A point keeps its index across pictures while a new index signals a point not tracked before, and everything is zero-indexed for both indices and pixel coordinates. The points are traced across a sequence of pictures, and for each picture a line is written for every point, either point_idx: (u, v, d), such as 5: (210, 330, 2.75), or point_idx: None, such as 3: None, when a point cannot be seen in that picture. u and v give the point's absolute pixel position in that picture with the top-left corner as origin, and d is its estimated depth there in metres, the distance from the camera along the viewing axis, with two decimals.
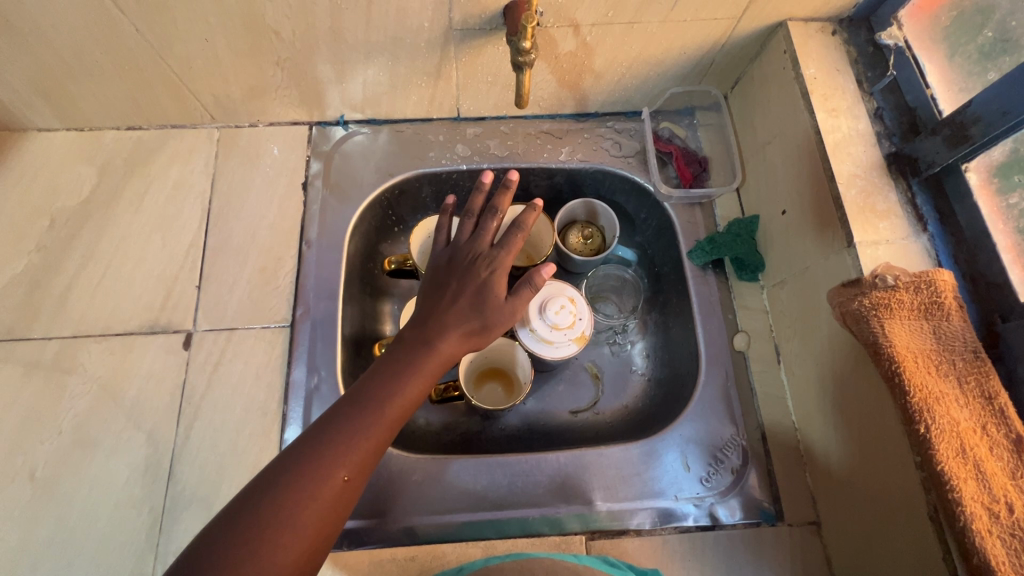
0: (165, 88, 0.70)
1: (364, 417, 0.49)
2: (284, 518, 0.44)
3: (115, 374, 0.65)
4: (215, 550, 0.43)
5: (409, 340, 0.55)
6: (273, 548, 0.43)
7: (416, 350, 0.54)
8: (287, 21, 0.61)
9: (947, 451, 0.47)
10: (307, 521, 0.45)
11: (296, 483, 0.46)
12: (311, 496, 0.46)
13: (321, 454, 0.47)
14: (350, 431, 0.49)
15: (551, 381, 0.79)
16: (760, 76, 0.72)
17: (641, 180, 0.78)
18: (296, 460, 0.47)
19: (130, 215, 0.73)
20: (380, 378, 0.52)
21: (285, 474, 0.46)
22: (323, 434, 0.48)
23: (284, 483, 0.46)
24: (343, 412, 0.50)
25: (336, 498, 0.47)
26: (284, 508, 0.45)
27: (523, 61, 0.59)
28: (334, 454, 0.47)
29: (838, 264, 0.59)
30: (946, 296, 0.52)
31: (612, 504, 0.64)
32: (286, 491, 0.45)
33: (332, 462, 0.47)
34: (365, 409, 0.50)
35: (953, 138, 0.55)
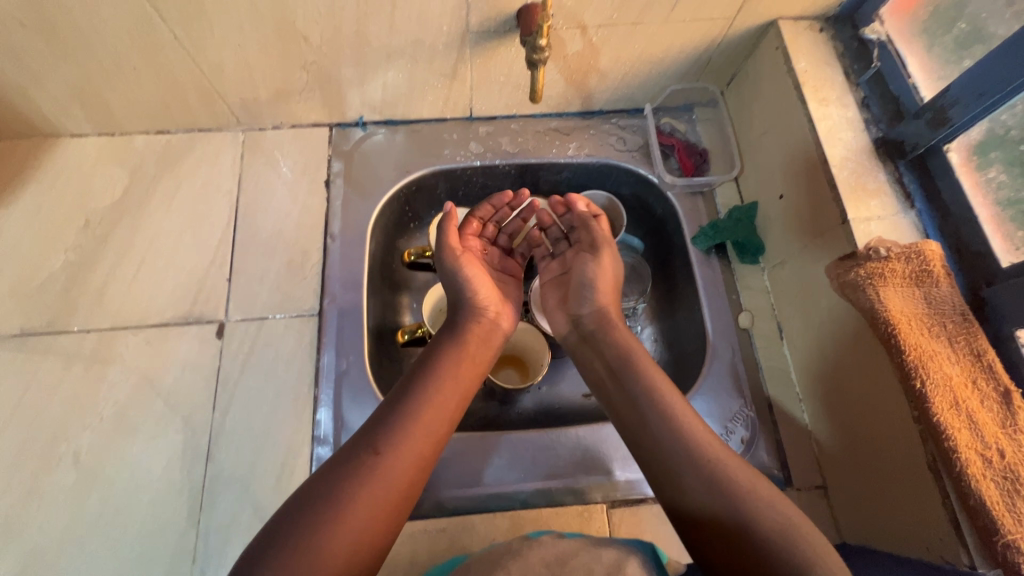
0: (196, 92, 0.74)
1: (421, 404, 0.56)
2: (349, 499, 0.48)
3: (153, 362, 0.68)
4: (305, 513, 0.47)
5: (456, 340, 0.63)
6: (341, 528, 0.47)
7: (459, 349, 0.62)
8: (316, 27, 0.65)
9: (942, 403, 0.51)
10: (371, 503, 0.49)
11: (359, 469, 0.50)
12: (374, 479, 0.50)
13: (396, 428, 0.53)
14: (409, 419, 0.54)
15: (563, 366, 0.83)
16: (754, 73, 0.77)
17: (645, 172, 0.83)
18: (357, 448, 0.52)
19: (161, 214, 0.77)
20: (429, 371, 0.59)
21: (349, 461, 0.51)
22: (391, 414, 0.55)
23: (346, 468, 0.50)
24: (399, 403, 0.55)
25: (399, 481, 0.51)
26: (351, 490, 0.49)
27: (536, 58, 0.64)
28: (392, 440, 0.52)
29: (834, 240, 0.63)
30: (934, 264, 0.56)
31: (631, 476, 0.67)
32: (352, 475, 0.50)
33: (390, 448, 0.52)
34: (418, 399, 0.56)
35: (935, 121, 0.60)
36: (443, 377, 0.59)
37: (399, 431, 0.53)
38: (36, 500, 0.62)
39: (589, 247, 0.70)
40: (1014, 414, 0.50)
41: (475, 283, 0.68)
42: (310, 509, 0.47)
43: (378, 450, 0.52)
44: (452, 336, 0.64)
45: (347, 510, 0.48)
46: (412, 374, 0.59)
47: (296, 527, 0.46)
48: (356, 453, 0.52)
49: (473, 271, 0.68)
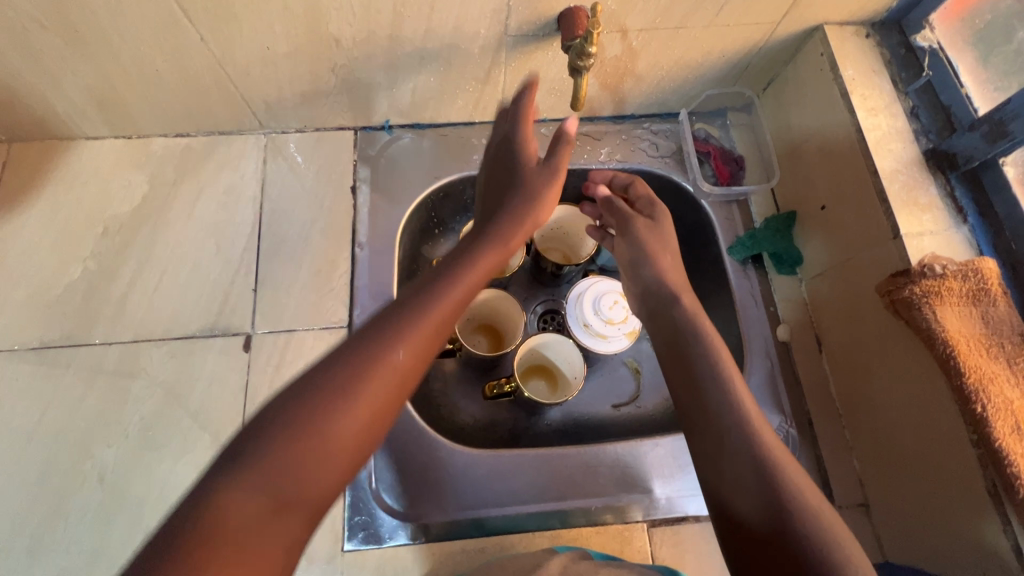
0: (219, 95, 0.71)
1: (444, 300, 0.49)
2: (353, 392, 0.41)
3: (178, 377, 0.66)
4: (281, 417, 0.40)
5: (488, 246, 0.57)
6: (342, 424, 0.40)
7: (490, 255, 0.56)
8: (349, 29, 0.62)
9: (1003, 428, 0.50)
10: (377, 398, 0.42)
11: (370, 364, 0.43)
12: (384, 372, 0.43)
13: (396, 328, 0.45)
14: (433, 313, 0.47)
15: (591, 376, 0.83)
16: (795, 79, 0.75)
17: (679, 179, 0.81)
18: (369, 336, 0.45)
19: (182, 220, 0.74)
20: (455, 270, 0.52)
21: (359, 350, 0.44)
22: (391, 316, 0.47)
23: (353, 355, 0.43)
24: (421, 297, 0.49)
25: (409, 378, 0.44)
26: (358, 379, 0.42)
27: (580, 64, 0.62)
28: (407, 332, 0.45)
29: (883, 254, 0.62)
30: (993, 282, 0.55)
31: (671, 494, 0.66)
32: (362, 361, 0.43)
33: (407, 345, 0.45)
34: (442, 296, 0.49)
35: (992, 134, 0.58)
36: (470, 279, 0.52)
37: (419, 324, 0.46)
38: (62, 521, 0.60)
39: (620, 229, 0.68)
40: None
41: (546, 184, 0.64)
42: (307, 398, 0.41)
43: (396, 338, 0.44)
44: (483, 241, 0.58)
45: (351, 401, 0.41)
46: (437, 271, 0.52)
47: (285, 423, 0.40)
48: (367, 343, 0.44)
49: (545, 181, 0.64)
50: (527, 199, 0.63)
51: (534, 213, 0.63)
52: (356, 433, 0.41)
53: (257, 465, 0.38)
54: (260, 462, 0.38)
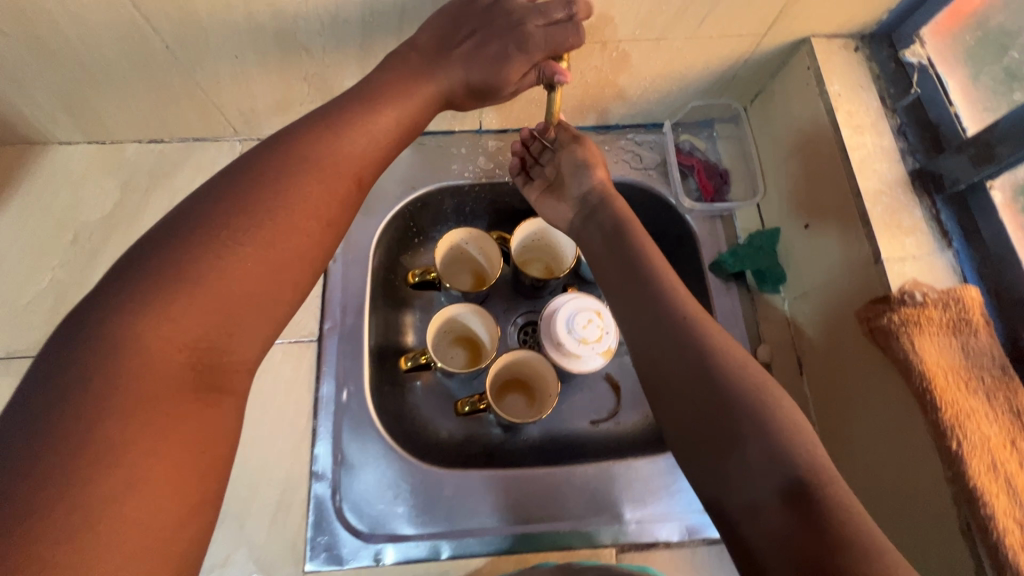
0: (191, 102, 0.69)
1: (312, 168, 0.50)
2: (231, 250, 0.45)
3: None
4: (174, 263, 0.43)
5: (355, 111, 0.54)
6: (229, 279, 0.44)
7: (362, 120, 0.54)
8: (318, 39, 0.61)
9: (979, 467, 0.48)
10: (263, 255, 0.46)
11: (251, 224, 0.46)
12: (263, 231, 0.46)
13: (296, 168, 0.50)
14: (316, 174, 0.50)
15: (569, 391, 0.81)
16: (781, 93, 0.73)
17: (662, 192, 0.79)
18: (261, 173, 0.48)
19: (154, 228, 0.73)
20: (323, 135, 0.52)
21: (227, 212, 0.46)
22: (282, 159, 0.50)
23: (225, 218, 0.45)
24: (286, 164, 0.50)
25: (294, 236, 0.48)
26: (236, 241, 0.45)
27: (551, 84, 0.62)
28: (310, 174, 0.50)
29: (864, 278, 0.60)
30: (973, 313, 0.53)
31: (642, 518, 0.64)
32: (238, 225, 0.45)
33: (293, 199, 0.48)
34: (311, 162, 0.50)
35: (978, 156, 0.56)
36: (344, 147, 0.52)
37: (291, 189, 0.49)
38: None
39: (572, 140, 0.70)
40: None
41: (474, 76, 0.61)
42: (178, 257, 0.43)
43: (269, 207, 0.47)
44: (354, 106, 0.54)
45: (234, 259, 0.45)
46: (301, 132, 0.52)
47: (163, 286, 0.42)
48: (238, 205, 0.46)
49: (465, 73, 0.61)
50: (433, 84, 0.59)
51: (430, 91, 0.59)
52: (247, 292, 0.45)
53: (158, 327, 0.41)
54: (150, 329, 0.41)
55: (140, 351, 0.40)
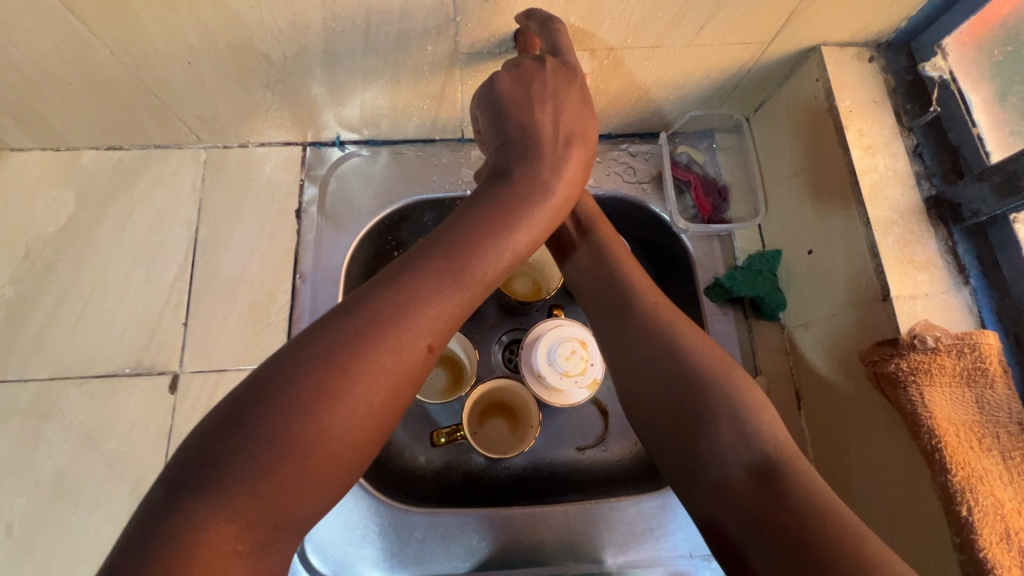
0: (147, 108, 0.64)
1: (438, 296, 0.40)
2: (345, 394, 0.35)
3: (96, 420, 0.62)
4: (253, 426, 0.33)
5: (484, 217, 0.45)
6: (334, 435, 0.34)
7: (495, 219, 0.45)
8: (277, 45, 0.55)
9: (989, 536, 0.44)
10: (377, 405, 0.36)
11: (348, 363, 0.35)
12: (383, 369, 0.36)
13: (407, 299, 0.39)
14: (425, 307, 0.39)
15: (554, 415, 0.74)
16: (787, 104, 0.67)
17: (656, 210, 0.74)
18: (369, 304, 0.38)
19: (110, 244, 0.68)
20: (458, 247, 0.42)
21: (336, 343, 0.36)
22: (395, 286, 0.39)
23: (340, 351, 0.35)
24: (422, 283, 0.40)
25: (410, 379, 0.38)
26: (351, 382, 0.35)
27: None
28: (424, 302, 0.39)
29: (870, 316, 0.55)
30: (990, 361, 0.48)
31: (623, 562, 0.61)
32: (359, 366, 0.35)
33: (425, 332, 0.38)
34: (443, 284, 0.40)
35: (1002, 187, 0.50)
36: (482, 267, 0.42)
37: (417, 315, 0.38)
38: None
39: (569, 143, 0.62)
40: None
41: (565, 123, 0.52)
42: (283, 398, 0.33)
43: (393, 338, 0.37)
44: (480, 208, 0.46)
45: (349, 402, 0.35)
46: (434, 248, 0.42)
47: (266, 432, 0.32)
48: (350, 338, 0.36)
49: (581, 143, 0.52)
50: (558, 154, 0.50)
51: (564, 168, 0.50)
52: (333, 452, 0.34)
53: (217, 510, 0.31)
54: (240, 483, 0.31)
55: (222, 510, 0.31)
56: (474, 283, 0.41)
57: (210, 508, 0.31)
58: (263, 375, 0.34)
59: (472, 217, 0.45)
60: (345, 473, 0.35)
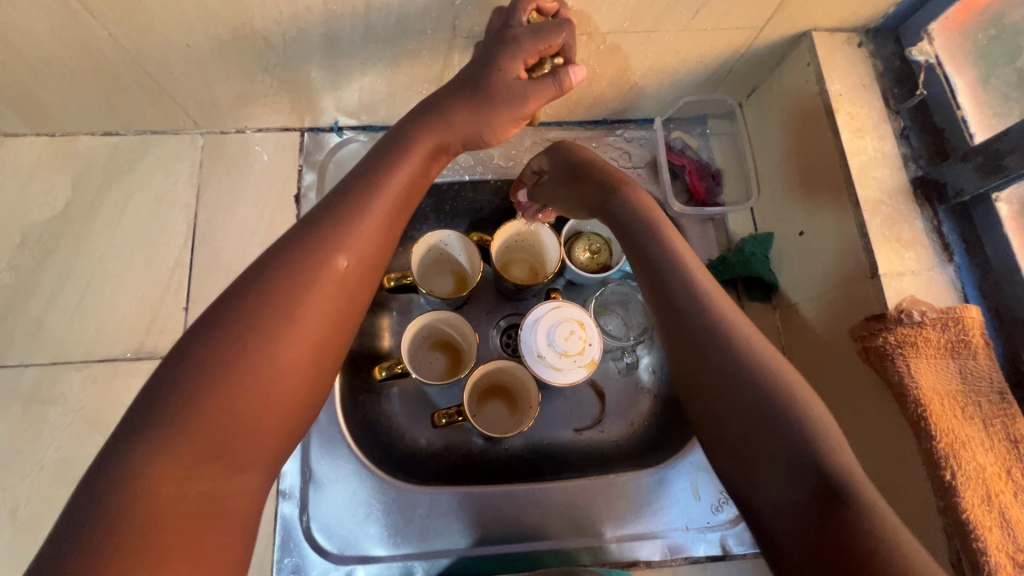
0: (144, 93, 0.64)
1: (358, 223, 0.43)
2: (278, 320, 0.39)
3: (99, 404, 0.62)
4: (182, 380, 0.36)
5: (404, 157, 0.48)
6: (271, 358, 0.38)
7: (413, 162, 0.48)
8: (277, 27, 0.55)
9: (972, 498, 0.46)
10: (311, 325, 0.40)
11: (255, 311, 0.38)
12: (310, 295, 0.40)
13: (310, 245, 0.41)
14: (324, 253, 0.41)
15: (552, 397, 0.75)
16: (778, 89, 0.69)
17: (652, 194, 0.75)
18: (276, 261, 0.41)
19: (107, 230, 0.68)
20: (375, 184, 0.46)
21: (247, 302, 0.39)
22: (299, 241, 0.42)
23: (270, 286, 0.39)
24: (324, 226, 0.43)
25: (340, 302, 0.42)
26: (282, 312, 0.39)
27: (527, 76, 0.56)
28: (327, 249, 0.42)
29: (860, 293, 0.57)
30: (973, 334, 0.50)
31: (622, 538, 0.63)
32: (288, 294, 0.39)
33: (347, 252, 0.42)
34: (364, 213, 0.44)
35: (985, 166, 0.52)
36: (375, 202, 0.45)
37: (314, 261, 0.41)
38: None
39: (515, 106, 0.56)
40: None
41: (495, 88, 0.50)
42: (204, 350, 0.37)
43: (318, 265, 0.41)
44: (402, 145, 0.49)
45: (286, 331, 0.39)
46: (328, 203, 0.45)
47: (212, 366, 0.36)
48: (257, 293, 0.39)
49: (511, 101, 0.51)
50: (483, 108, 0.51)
51: (471, 117, 0.51)
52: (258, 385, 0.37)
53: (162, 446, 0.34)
54: (177, 420, 0.35)
55: (162, 451, 0.34)
56: (381, 218, 0.44)
57: (155, 444, 0.34)
58: (207, 317, 0.39)
59: (393, 156, 0.48)
60: (295, 394, 0.39)
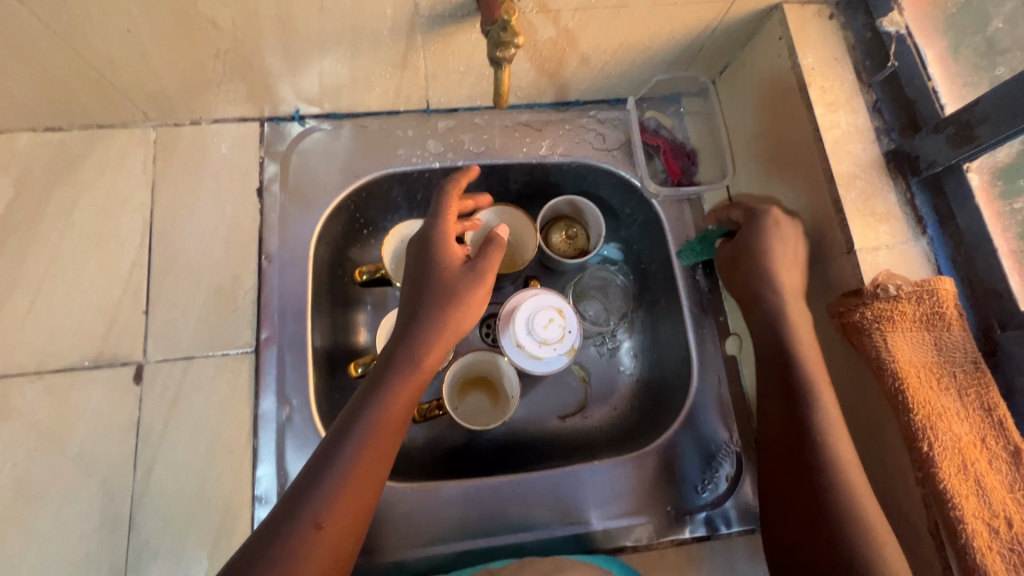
0: (86, 86, 0.60)
1: (351, 470, 0.44)
2: None
3: (58, 416, 0.59)
4: None
5: (394, 378, 0.49)
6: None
7: (400, 382, 0.49)
8: (224, 10, 0.52)
9: (949, 467, 0.46)
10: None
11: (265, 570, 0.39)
12: (309, 560, 0.40)
13: (311, 500, 0.42)
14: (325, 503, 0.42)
15: (535, 386, 0.74)
16: (751, 64, 0.68)
17: (627, 175, 0.74)
18: (284, 516, 0.42)
19: (56, 233, 0.64)
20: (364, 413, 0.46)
21: (258, 557, 0.40)
22: (303, 492, 0.43)
23: (274, 554, 0.40)
24: (326, 472, 0.43)
25: (338, 559, 0.42)
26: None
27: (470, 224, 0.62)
28: (327, 501, 0.42)
29: (836, 269, 0.57)
30: (948, 306, 0.50)
31: (608, 525, 0.62)
32: (286, 564, 0.39)
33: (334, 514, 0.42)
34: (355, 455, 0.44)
35: (957, 137, 0.52)
36: (370, 439, 0.45)
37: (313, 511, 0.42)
38: None
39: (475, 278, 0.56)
40: None
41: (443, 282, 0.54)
42: None
43: (316, 522, 0.41)
44: (393, 373, 0.50)
45: None
46: (329, 445, 0.45)
47: None
48: (265, 551, 0.40)
49: (467, 286, 0.54)
50: (450, 304, 0.53)
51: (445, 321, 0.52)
52: None
53: None
54: None
55: None
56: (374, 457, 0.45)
57: None
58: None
59: (381, 380, 0.49)
60: None
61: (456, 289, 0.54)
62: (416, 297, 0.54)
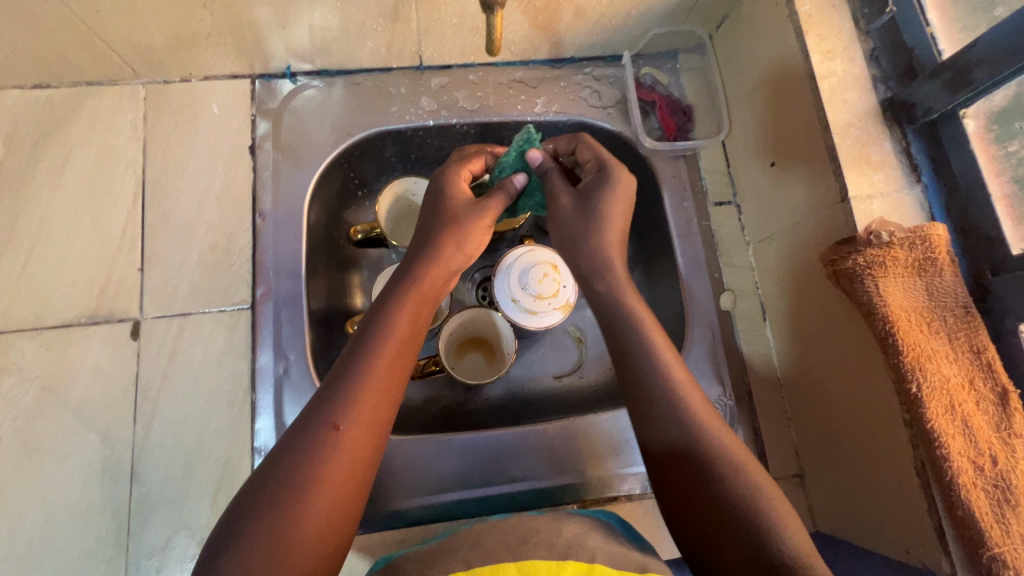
0: (72, 40, 0.58)
1: (366, 377, 0.45)
2: (303, 487, 0.40)
3: (57, 371, 0.59)
4: (236, 544, 0.38)
5: (399, 293, 0.50)
6: (302, 518, 0.39)
7: (409, 297, 0.50)
8: None
9: (937, 408, 0.47)
10: (333, 493, 0.41)
11: (289, 475, 0.40)
12: (331, 458, 0.41)
13: (327, 406, 0.43)
14: (340, 405, 0.43)
15: (532, 346, 0.75)
16: (747, 16, 0.67)
17: (622, 133, 0.73)
18: (302, 425, 0.43)
19: (47, 192, 0.64)
20: (377, 323, 0.48)
21: (281, 464, 0.41)
22: (322, 399, 0.44)
23: (296, 456, 0.41)
24: (338, 380, 0.44)
25: (358, 459, 0.42)
26: (304, 482, 0.40)
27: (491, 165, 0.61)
28: (342, 405, 0.43)
29: (830, 220, 0.57)
30: (940, 252, 0.50)
31: (602, 474, 0.63)
32: (306, 462, 0.41)
33: (347, 417, 0.43)
34: (368, 364, 0.45)
35: (954, 82, 0.51)
36: (378, 347, 0.46)
37: (332, 413, 0.43)
38: None
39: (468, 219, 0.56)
40: (1010, 417, 0.47)
41: (451, 213, 0.54)
42: (247, 513, 0.39)
43: (334, 422, 0.42)
44: (398, 290, 0.50)
45: (311, 495, 0.40)
46: (343, 356, 0.46)
47: (253, 542, 0.38)
48: (288, 458, 0.41)
49: (470, 214, 0.54)
50: (453, 227, 0.54)
51: (449, 240, 0.53)
52: (307, 533, 0.39)
53: None
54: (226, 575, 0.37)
55: None
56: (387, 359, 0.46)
57: None
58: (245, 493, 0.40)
59: (387, 297, 0.50)
60: (316, 546, 0.39)
61: (456, 216, 0.54)
62: (426, 225, 0.55)
